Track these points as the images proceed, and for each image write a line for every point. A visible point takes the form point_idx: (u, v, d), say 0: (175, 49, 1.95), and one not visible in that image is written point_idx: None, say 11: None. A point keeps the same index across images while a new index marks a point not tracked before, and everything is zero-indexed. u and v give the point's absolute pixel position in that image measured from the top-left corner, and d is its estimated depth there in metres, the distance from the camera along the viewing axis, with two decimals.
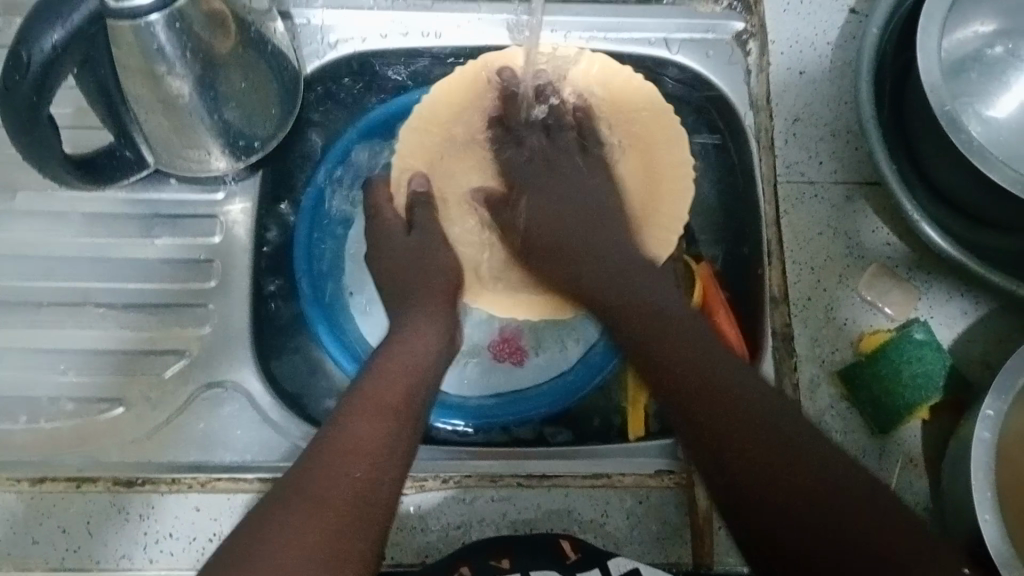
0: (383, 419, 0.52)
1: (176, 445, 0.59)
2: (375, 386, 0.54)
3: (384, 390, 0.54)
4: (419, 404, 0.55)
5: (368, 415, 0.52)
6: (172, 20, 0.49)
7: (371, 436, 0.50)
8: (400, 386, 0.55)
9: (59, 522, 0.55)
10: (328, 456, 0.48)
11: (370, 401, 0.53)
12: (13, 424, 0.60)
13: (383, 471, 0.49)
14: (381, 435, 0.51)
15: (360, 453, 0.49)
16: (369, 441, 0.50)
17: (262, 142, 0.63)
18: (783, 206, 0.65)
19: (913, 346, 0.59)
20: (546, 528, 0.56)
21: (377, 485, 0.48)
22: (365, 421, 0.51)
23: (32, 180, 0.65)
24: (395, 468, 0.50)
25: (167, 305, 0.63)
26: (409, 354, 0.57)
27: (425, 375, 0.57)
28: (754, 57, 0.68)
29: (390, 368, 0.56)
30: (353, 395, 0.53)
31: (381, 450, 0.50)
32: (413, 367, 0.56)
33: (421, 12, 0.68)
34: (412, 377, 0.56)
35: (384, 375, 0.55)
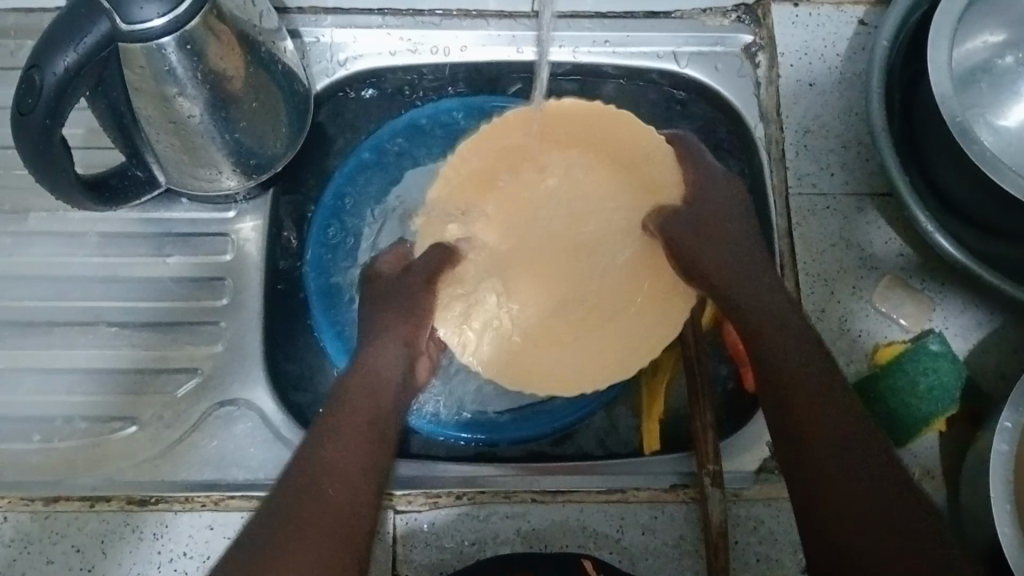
0: (354, 441, 0.53)
1: (190, 463, 0.59)
2: (341, 412, 0.54)
3: (350, 414, 0.54)
4: (388, 417, 0.56)
5: (338, 437, 0.52)
6: (184, 43, 0.50)
7: (346, 458, 0.52)
8: (370, 402, 0.55)
9: (72, 542, 0.55)
10: (304, 485, 0.50)
11: (337, 426, 0.53)
12: (27, 444, 0.60)
13: (360, 493, 0.50)
14: (353, 457, 0.52)
15: (333, 478, 0.50)
16: (342, 466, 0.51)
17: (272, 161, 0.63)
18: (795, 218, 0.65)
19: (928, 358, 0.58)
20: (560, 544, 0.56)
21: (358, 509, 0.50)
22: (339, 445, 0.52)
23: (45, 201, 0.65)
24: (369, 490, 0.51)
25: (179, 324, 0.63)
26: (374, 371, 0.57)
27: (388, 391, 0.57)
28: (764, 69, 0.69)
29: (353, 390, 0.56)
30: (324, 419, 0.54)
31: (354, 472, 0.51)
32: (376, 385, 0.57)
33: (431, 29, 0.68)
34: (378, 396, 0.56)
35: (347, 399, 0.55)
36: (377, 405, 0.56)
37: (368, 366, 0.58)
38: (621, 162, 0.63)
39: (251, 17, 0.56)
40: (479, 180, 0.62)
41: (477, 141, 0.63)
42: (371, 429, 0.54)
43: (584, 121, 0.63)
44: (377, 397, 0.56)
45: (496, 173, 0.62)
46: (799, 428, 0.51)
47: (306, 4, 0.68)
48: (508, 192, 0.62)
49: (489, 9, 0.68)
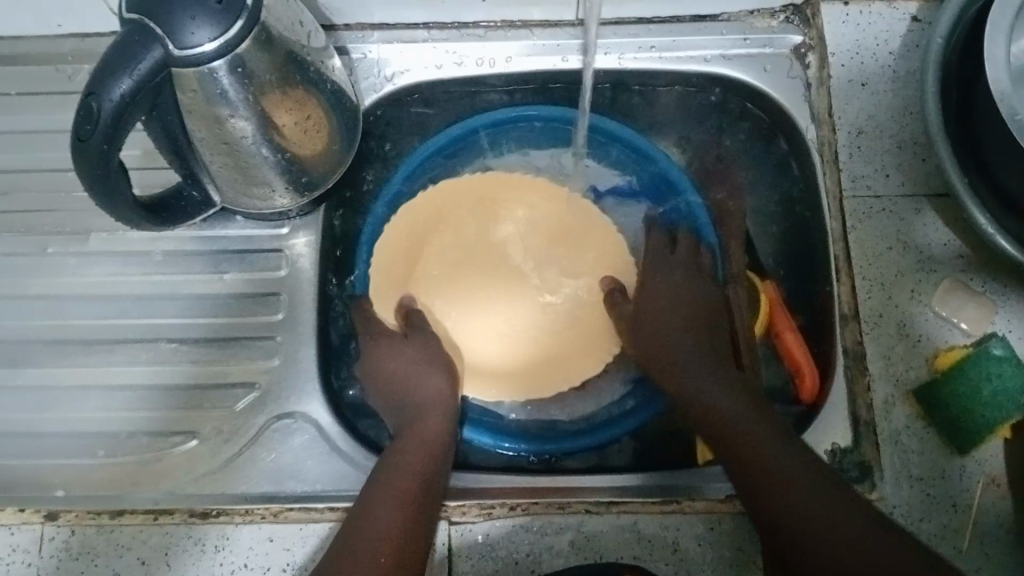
0: (401, 500, 0.53)
1: (249, 476, 0.60)
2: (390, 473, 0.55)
3: (397, 471, 0.55)
4: (435, 480, 0.55)
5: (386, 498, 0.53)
6: (235, 65, 0.51)
7: (393, 519, 0.52)
8: (421, 461, 0.56)
9: (137, 555, 0.56)
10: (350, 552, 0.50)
11: (387, 489, 0.54)
12: (92, 459, 0.61)
13: (406, 553, 0.50)
14: (400, 518, 0.52)
15: (383, 537, 0.51)
16: (392, 526, 0.51)
17: (322, 179, 0.64)
18: (849, 221, 0.63)
19: (990, 363, 0.57)
20: (615, 556, 0.55)
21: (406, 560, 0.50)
22: (386, 508, 0.52)
23: (107, 222, 0.67)
24: (415, 548, 0.51)
25: (237, 339, 0.65)
26: (427, 430, 0.58)
27: (438, 444, 0.58)
28: (814, 69, 0.68)
29: (402, 448, 0.57)
30: (374, 487, 0.54)
31: (402, 534, 0.51)
32: (430, 440, 0.58)
33: (477, 41, 0.69)
34: (429, 452, 0.57)
35: (394, 459, 0.56)
36: (429, 460, 0.56)
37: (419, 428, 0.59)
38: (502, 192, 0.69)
39: (300, 37, 0.56)
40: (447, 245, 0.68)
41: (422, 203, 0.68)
42: (423, 484, 0.54)
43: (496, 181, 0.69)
44: (425, 453, 0.57)
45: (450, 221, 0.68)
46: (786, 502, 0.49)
47: (351, 21, 0.68)
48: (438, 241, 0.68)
49: (534, 19, 0.68)
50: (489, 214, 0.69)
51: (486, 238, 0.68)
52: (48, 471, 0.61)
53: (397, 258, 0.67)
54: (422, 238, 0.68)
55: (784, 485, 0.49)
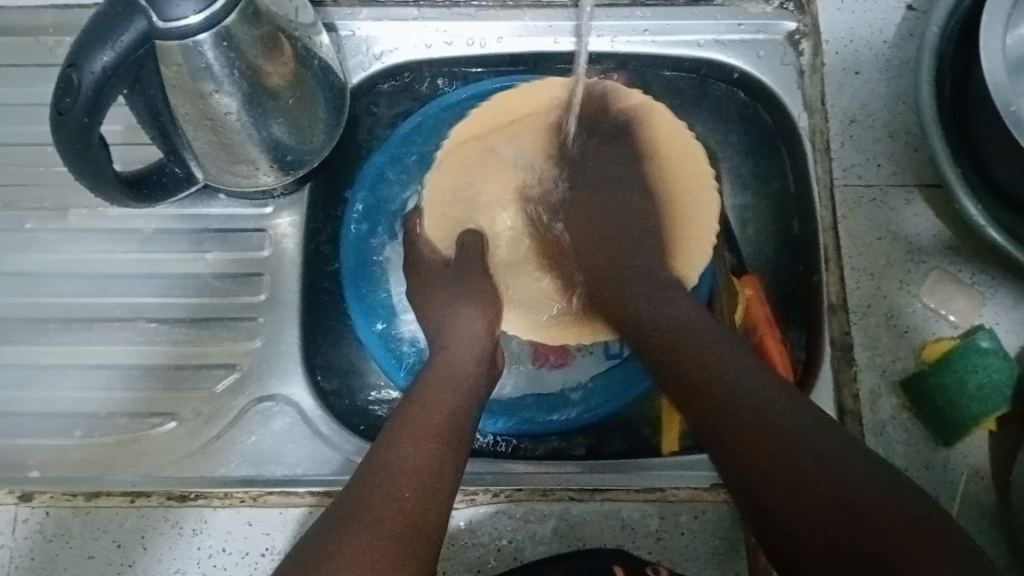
0: (427, 441, 0.52)
1: (229, 459, 0.59)
2: (422, 412, 0.55)
3: (424, 417, 0.54)
4: (461, 426, 0.55)
5: (411, 437, 0.52)
6: (220, 40, 0.50)
7: (419, 457, 0.51)
8: (445, 406, 0.55)
9: (113, 537, 0.56)
10: (375, 486, 0.49)
11: (416, 423, 0.53)
12: (68, 440, 0.60)
13: (435, 485, 0.50)
14: (425, 456, 0.51)
15: (407, 471, 0.50)
16: (416, 462, 0.51)
17: (309, 158, 0.63)
18: (840, 210, 0.63)
19: (978, 355, 0.56)
20: (599, 543, 0.55)
21: (430, 499, 0.49)
22: (413, 444, 0.52)
23: (85, 198, 0.66)
24: (446, 484, 0.50)
25: (218, 319, 0.64)
26: (454, 370, 0.59)
27: (465, 393, 0.57)
28: (807, 58, 0.67)
29: (428, 394, 0.56)
30: (398, 421, 0.54)
31: (430, 470, 0.51)
32: (456, 382, 0.58)
33: (466, 21, 0.68)
34: (455, 397, 0.57)
35: (426, 402, 0.55)
36: (455, 405, 0.56)
37: (449, 364, 0.59)
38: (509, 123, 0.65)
39: (286, 12, 0.55)
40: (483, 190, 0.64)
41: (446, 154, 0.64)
42: (451, 430, 0.54)
43: (500, 107, 0.65)
44: (456, 395, 0.57)
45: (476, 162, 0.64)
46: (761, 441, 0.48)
47: None
48: (474, 182, 0.64)
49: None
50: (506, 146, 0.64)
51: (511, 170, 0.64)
52: (23, 451, 0.60)
53: (449, 212, 0.64)
54: (466, 182, 0.64)
55: (805, 420, 0.49)
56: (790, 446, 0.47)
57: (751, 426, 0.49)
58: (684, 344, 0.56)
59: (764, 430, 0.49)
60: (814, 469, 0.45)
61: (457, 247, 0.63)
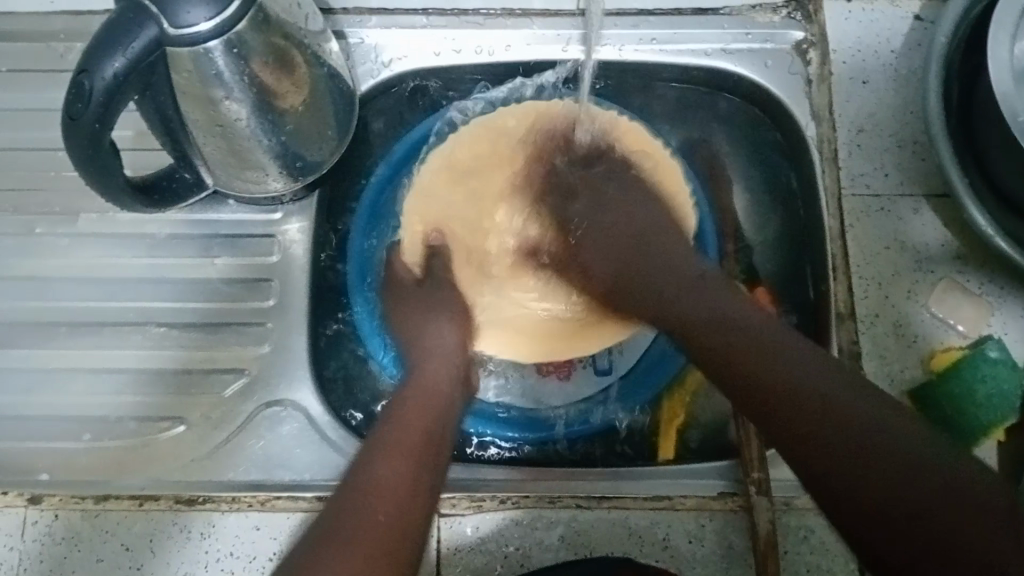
0: (400, 457, 0.53)
1: (237, 464, 0.59)
2: (396, 428, 0.55)
3: (400, 433, 0.54)
4: (439, 442, 0.55)
5: (385, 455, 0.53)
6: (230, 46, 0.50)
7: (393, 476, 0.51)
8: (422, 422, 0.56)
9: (121, 541, 0.56)
10: (350, 508, 0.49)
11: (389, 441, 0.54)
12: (76, 443, 0.61)
13: (409, 505, 0.50)
14: (399, 473, 0.52)
15: (381, 491, 0.50)
16: (390, 480, 0.51)
17: (317, 165, 0.63)
18: (848, 220, 0.63)
19: (987, 365, 0.57)
20: (605, 551, 0.55)
21: (404, 520, 0.49)
22: (386, 463, 0.52)
23: (95, 203, 0.66)
24: (422, 503, 0.51)
25: (227, 323, 0.64)
26: (432, 386, 0.59)
27: (442, 410, 0.58)
28: (816, 66, 0.67)
29: (403, 410, 0.57)
30: (372, 440, 0.54)
31: (404, 487, 0.51)
32: (432, 399, 0.58)
33: (475, 29, 0.68)
34: (431, 414, 0.57)
35: (397, 418, 0.56)
36: (431, 421, 0.56)
37: (422, 381, 0.59)
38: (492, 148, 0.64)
39: (297, 19, 0.56)
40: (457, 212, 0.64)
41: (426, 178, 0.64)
42: (425, 446, 0.54)
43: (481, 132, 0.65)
44: (431, 410, 0.57)
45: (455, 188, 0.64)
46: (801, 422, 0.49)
47: (350, 5, 0.68)
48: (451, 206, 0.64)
49: (534, 7, 0.68)
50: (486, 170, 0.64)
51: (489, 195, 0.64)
52: (32, 454, 0.60)
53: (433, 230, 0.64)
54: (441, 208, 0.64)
55: (857, 403, 0.48)
56: (834, 419, 0.48)
57: (787, 406, 0.50)
58: (722, 332, 0.55)
59: (803, 405, 0.49)
60: (863, 459, 0.46)
61: (425, 267, 0.64)
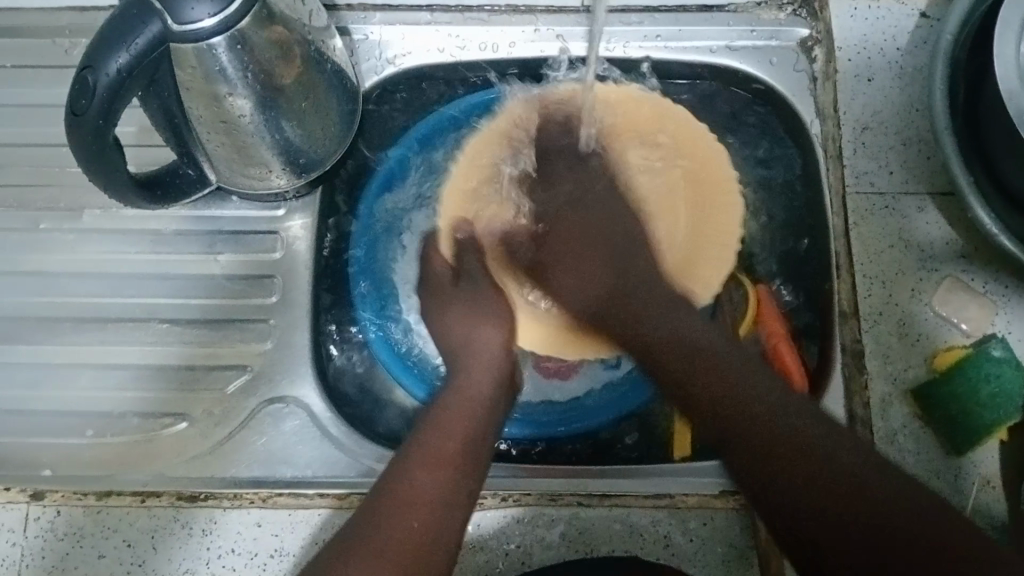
0: (438, 466, 0.53)
1: (239, 460, 0.59)
2: (437, 435, 0.55)
3: (440, 440, 0.55)
4: (480, 449, 0.55)
5: (425, 464, 0.53)
6: (235, 42, 0.50)
7: (430, 486, 0.52)
8: (463, 428, 0.56)
9: (124, 537, 0.56)
10: (386, 516, 0.50)
11: (430, 452, 0.54)
12: (79, 439, 0.61)
13: (442, 520, 0.51)
14: (438, 483, 0.52)
15: (418, 501, 0.51)
16: (427, 491, 0.52)
17: (321, 161, 0.63)
18: (852, 218, 0.63)
19: (990, 364, 0.56)
20: (606, 549, 0.55)
21: (437, 531, 0.50)
22: (424, 472, 0.52)
23: (100, 199, 0.66)
24: (456, 518, 0.51)
25: (230, 320, 0.64)
26: (474, 387, 0.59)
27: (483, 415, 0.57)
28: (821, 63, 0.67)
29: (446, 415, 0.57)
30: (412, 447, 0.54)
31: (439, 498, 0.51)
32: (474, 402, 0.58)
33: (480, 26, 0.68)
34: (474, 421, 0.57)
35: (440, 423, 0.56)
36: (474, 427, 0.56)
37: (463, 384, 0.59)
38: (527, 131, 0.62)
39: (301, 16, 0.56)
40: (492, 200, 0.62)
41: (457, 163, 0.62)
42: (466, 454, 0.54)
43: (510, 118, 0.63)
44: (475, 419, 0.57)
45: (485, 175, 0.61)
46: (782, 455, 0.49)
47: (354, 2, 0.68)
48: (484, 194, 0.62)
49: (539, 4, 0.68)
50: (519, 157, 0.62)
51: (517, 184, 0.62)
52: (35, 450, 0.60)
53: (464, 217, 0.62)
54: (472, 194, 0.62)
55: (834, 438, 0.49)
56: (821, 457, 0.48)
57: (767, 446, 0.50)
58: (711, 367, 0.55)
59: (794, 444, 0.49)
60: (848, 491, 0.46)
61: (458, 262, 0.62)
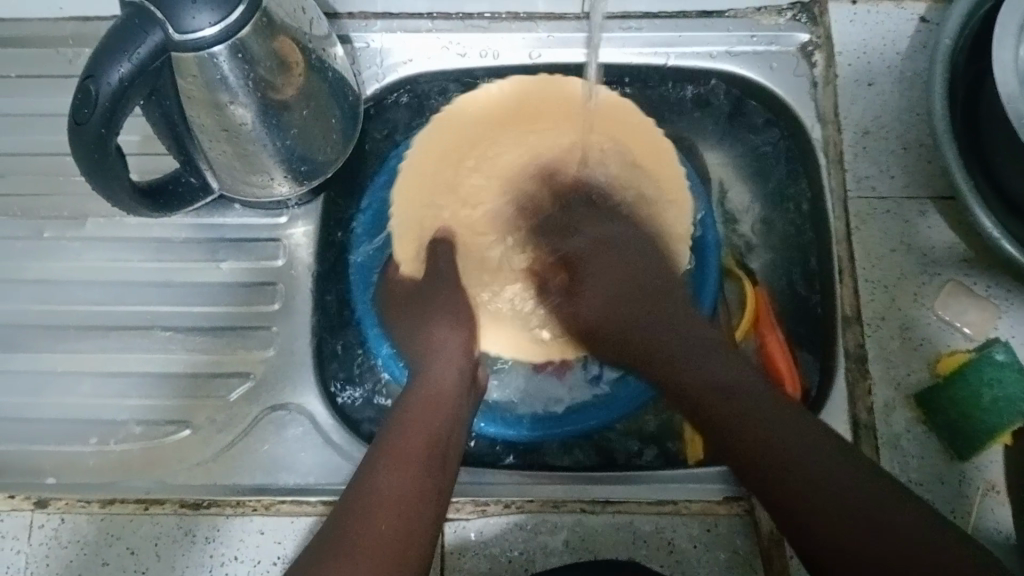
0: (408, 466, 0.51)
1: (242, 467, 0.59)
2: (401, 434, 0.53)
3: (406, 441, 0.53)
4: (447, 450, 0.54)
5: (392, 463, 0.51)
6: (235, 51, 0.50)
7: (398, 486, 0.50)
8: (429, 428, 0.54)
9: (127, 544, 0.56)
10: (351, 520, 0.48)
11: (393, 453, 0.52)
12: (83, 446, 0.61)
13: (414, 515, 0.49)
14: (405, 482, 0.50)
15: (385, 502, 0.49)
16: (395, 493, 0.49)
17: (321, 168, 0.63)
18: (854, 222, 0.63)
19: (992, 369, 0.56)
20: (610, 556, 0.55)
21: (411, 531, 0.48)
22: (390, 474, 0.50)
23: (103, 207, 0.67)
24: (427, 515, 0.49)
25: (233, 328, 0.64)
26: (439, 392, 0.57)
27: (451, 416, 0.56)
28: (821, 68, 0.67)
29: (412, 415, 0.55)
30: (376, 446, 0.52)
31: (407, 497, 0.49)
32: (438, 403, 0.56)
33: (479, 32, 0.68)
34: (441, 422, 0.55)
35: (407, 424, 0.54)
36: (442, 428, 0.55)
37: (429, 387, 0.57)
38: (484, 127, 0.63)
39: (302, 24, 0.56)
40: (458, 205, 0.62)
41: (415, 170, 0.63)
42: (433, 454, 0.53)
43: (478, 120, 0.63)
44: (442, 417, 0.55)
45: (449, 181, 0.62)
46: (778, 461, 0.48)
47: (354, 9, 0.68)
48: (450, 199, 0.62)
49: (539, 11, 0.68)
50: (477, 153, 0.63)
51: (481, 182, 0.62)
52: (39, 457, 0.60)
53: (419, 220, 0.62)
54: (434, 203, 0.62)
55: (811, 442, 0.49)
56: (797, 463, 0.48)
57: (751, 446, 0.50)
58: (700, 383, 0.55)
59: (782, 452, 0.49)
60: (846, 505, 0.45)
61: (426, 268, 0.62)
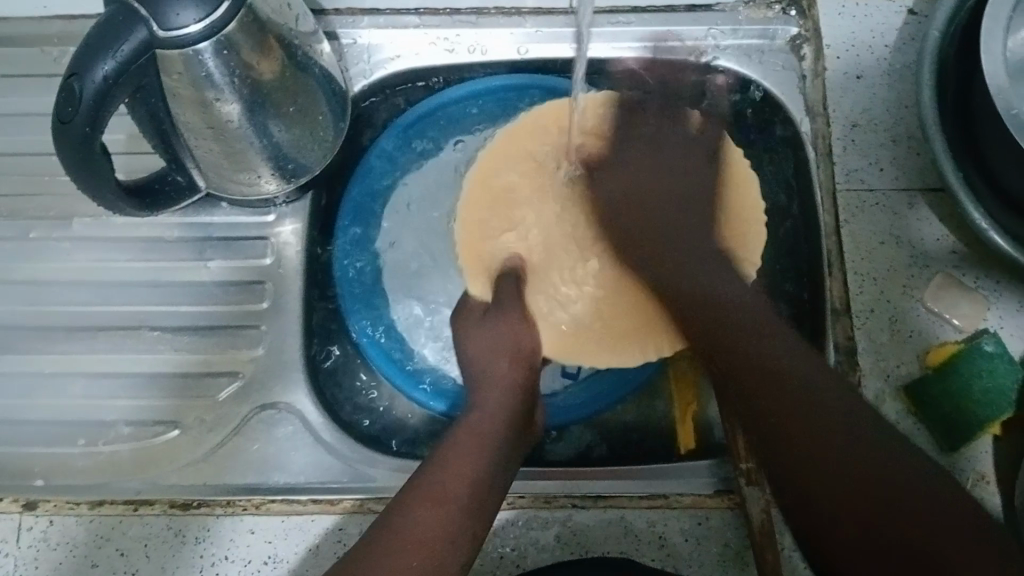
0: (445, 506, 0.51)
1: (232, 467, 0.59)
2: (442, 472, 0.53)
3: (446, 478, 0.53)
4: (485, 492, 0.53)
5: (426, 503, 0.51)
6: (220, 48, 0.50)
7: (435, 524, 0.50)
8: (466, 471, 0.53)
9: (116, 546, 0.55)
10: (383, 552, 0.49)
11: (430, 491, 0.52)
12: (72, 448, 0.60)
13: (442, 561, 0.49)
14: (438, 522, 0.50)
15: (418, 541, 0.49)
16: (427, 530, 0.50)
17: (308, 166, 0.62)
18: (843, 214, 0.63)
19: (982, 360, 0.56)
20: (602, 551, 0.55)
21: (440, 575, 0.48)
22: (425, 512, 0.51)
23: (89, 207, 0.66)
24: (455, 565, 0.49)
25: (222, 327, 0.64)
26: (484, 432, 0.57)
27: (487, 462, 0.55)
28: (809, 62, 0.67)
29: (451, 454, 0.55)
30: (416, 482, 0.53)
31: (440, 539, 0.50)
32: (479, 444, 0.56)
33: (469, 28, 0.68)
34: (477, 466, 0.54)
35: (445, 466, 0.54)
36: (481, 470, 0.54)
37: (475, 424, 0.57)
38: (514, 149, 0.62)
39: (287, 20, 0.55)
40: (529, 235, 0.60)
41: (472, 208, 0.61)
42: (474, 495, 0.52)
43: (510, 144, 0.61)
44: (480, 461, 0.54)
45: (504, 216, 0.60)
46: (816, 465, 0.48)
47: (341, 6, 0.68)
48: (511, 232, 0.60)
49: (527, 6, 0.68)
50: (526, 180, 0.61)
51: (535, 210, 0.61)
52: (27, 459, 0.60)
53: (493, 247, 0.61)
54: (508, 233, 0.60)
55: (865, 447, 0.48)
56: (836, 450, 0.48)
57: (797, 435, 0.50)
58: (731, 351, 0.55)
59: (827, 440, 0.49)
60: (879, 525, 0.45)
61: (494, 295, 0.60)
